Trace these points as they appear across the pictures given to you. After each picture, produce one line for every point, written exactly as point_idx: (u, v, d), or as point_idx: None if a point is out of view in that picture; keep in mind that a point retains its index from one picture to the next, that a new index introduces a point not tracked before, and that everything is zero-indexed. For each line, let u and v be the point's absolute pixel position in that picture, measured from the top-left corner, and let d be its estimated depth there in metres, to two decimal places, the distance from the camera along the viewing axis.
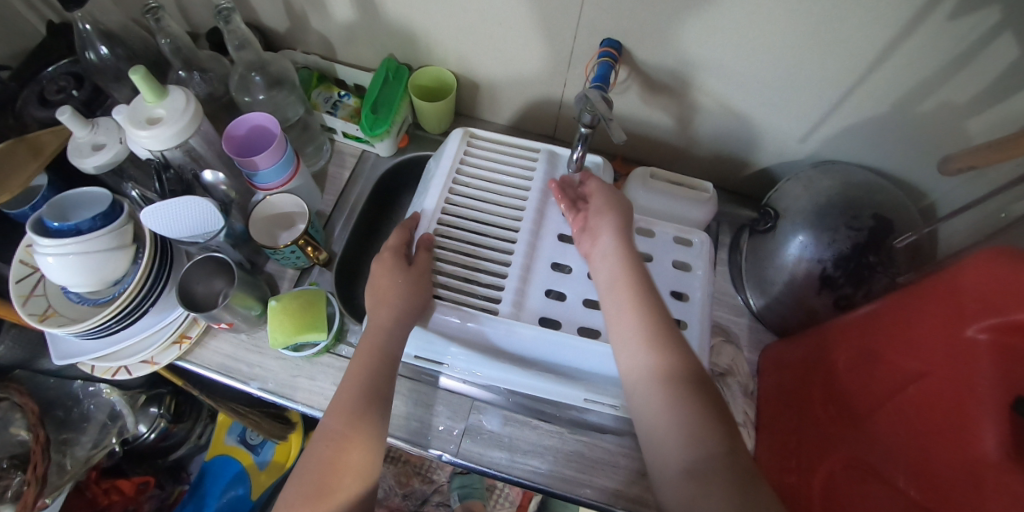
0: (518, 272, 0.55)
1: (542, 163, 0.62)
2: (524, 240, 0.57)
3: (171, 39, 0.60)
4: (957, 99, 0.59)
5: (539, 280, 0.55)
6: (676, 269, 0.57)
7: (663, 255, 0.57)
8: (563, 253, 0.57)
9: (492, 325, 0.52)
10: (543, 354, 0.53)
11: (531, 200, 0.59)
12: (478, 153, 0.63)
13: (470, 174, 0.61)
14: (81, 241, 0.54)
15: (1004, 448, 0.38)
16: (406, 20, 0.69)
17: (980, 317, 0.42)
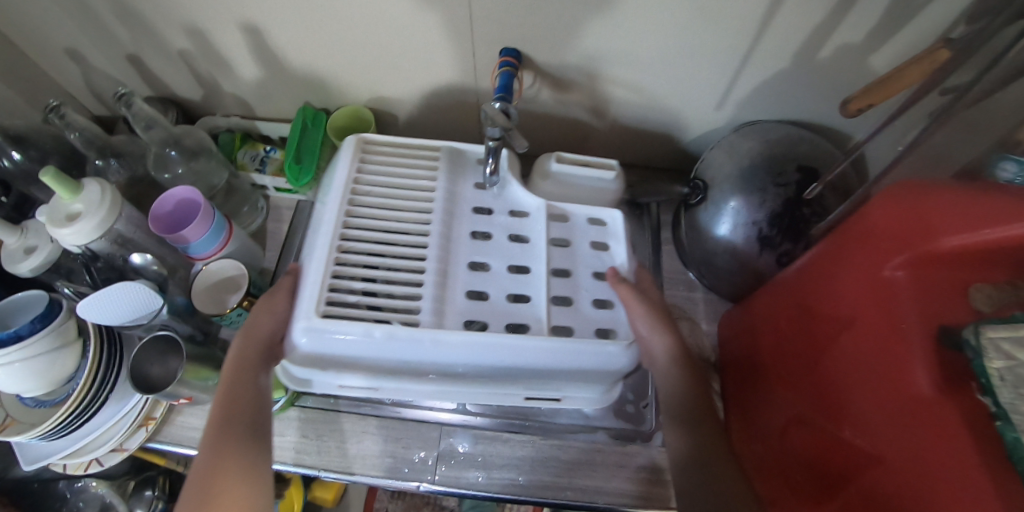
0: (434, 276, 0.52)
1: (445, 161, 0.59)
2: (437, 244, 0.54)
3: (81, 132, 0.61)
4: (853, 41, 0.60)
5: (457, 281, 0.53)
6: (593, 250, 0.58)
7: (580, 238, 0.58)
8: (477, 251, 0.55)
9: (412, 337, 0.49)
10: (474, 358, 0.50)
11: (437, 200, 0.57)
12: (376, 159, 0.58)
13: (370, 181, 0.57)
14: (24, 346, 0.54)
15: (934, 381, 0.38)
16: (311, 67, 0.70)
17: (895, 255, 0.43)
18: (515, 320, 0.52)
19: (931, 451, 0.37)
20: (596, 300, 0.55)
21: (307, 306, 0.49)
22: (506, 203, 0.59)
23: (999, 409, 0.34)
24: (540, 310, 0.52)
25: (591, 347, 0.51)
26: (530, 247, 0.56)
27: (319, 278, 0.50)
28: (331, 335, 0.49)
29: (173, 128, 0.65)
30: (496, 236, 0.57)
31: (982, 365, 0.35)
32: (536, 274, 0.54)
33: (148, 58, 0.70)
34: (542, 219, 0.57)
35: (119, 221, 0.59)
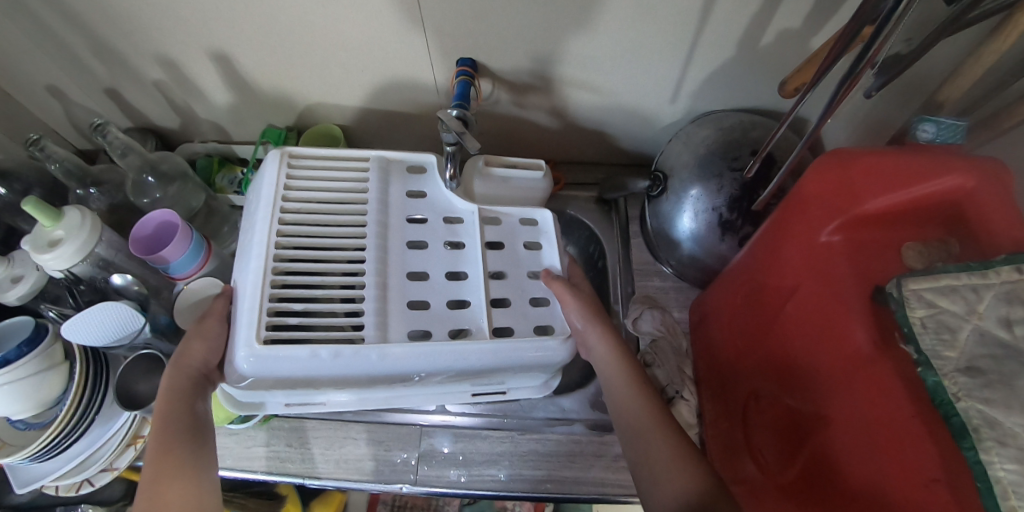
0: (373, 290, 0.52)
1: (376, 173, 0.59)
2: (371, 255, 0.54)
3: (62, 163, 0.64)
4: (792, 26, 0.62)
5: (396, 290, 0.53)
6: (526, 250, 0.60)
7: (512, 239, 0.60)
8: (413, 257, 0.56)
9: (358, 356, 0.49)
10: (421, 366, 0.51)
11: (371, 211, 0.56)
12: (305, 175, 0.57)
13: (299, 196, 0.56)
14: (10, 370, 0.56)
15: (872, 338, 0.40)
16: (280, 89, 0.73)
17: (827, 221, 0.44)
18: (457, 326, 0.54)
19: (871, 405, 0.38)
20: (533, 299, 0.58)
21: (247, 335, 0.48)
22: (437, 208, 0.60)
23: (920, 356, 0.35)
24: (480, 316, 0.54)
25: (535, 345, 0.54)
26: (465, 252, 0.58)
27: (256, 301, 0.49)
28: (272, 362, 0.48)
29: (149, 155, 0.68)
30: (431, 243, 0.57)
31: (904, 316, 0.37)
32: (473, 277, 0.56)
33: (125, 90, 0.74)
34: (475, 224, 0.59)
35: (99, 244, 0.62)
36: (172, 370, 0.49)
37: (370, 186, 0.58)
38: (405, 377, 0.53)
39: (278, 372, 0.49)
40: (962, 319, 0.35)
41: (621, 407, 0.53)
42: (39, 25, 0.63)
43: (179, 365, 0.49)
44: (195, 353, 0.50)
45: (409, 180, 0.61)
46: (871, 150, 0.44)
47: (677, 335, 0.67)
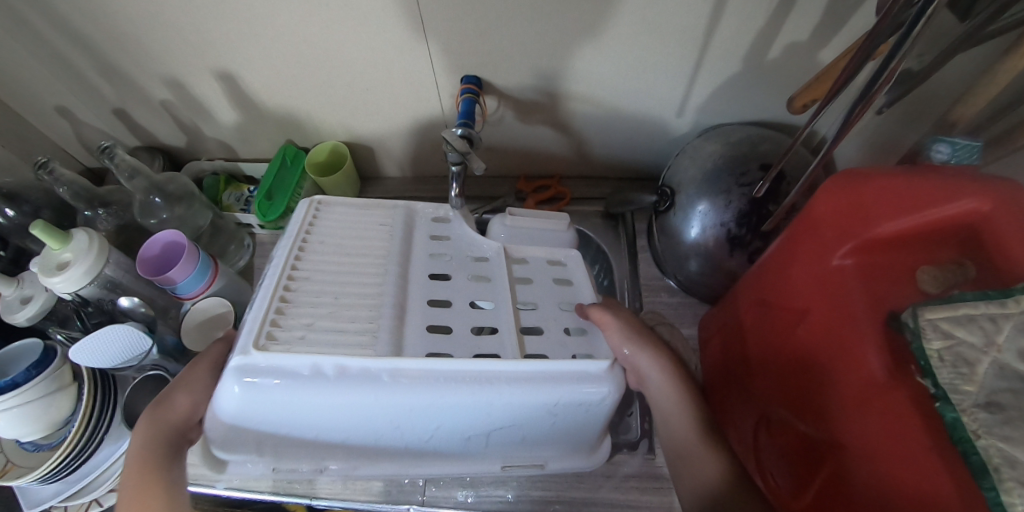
0: (390, 311, 0.50)
1: (397, 220, 0.59)
2: (392, 282, 0.52)
3: (70, 185, 0.65)
4: (799, 40, 0.62)
5: (413, 312, 0.51)
6: (554, 285, 0.57)
7: (540, 276, 0.58)
8: (431, 289, 0.53)
9: (366, 374, 0.46)
10: (436, 396, 0.46)
11: (391, 249, 0.56)
12: (332, 216, 0.58)
13: (321, 235, 0.56)
14: (19, 393, 0.57)
15: (885, 365, 0.39)
16: (285, 108, 0.73)
17: (839, 244, 0.43)
18: (485, 350, 0.49)
19: (883, 435, 0.38)
20: (567, 329, 0.54)
21: (246, 341, 0.46)
22: (461, 248, 0.59)
23: (939, 391, 0.34)
24: (508, 340, 0.50)
25: (574, 373, 0.49)
26: (492, 285, 0.55)
27: (261, 314, 0.48)
28: (269, 379, 0.45)
29: (155, 175, 0.68)
30: (454, 276, 0.55)
31: (921, 348, 0.36)
32: (500, 308, 0.53)
33: (133, 110, 0.74)
34: (501, 262, 0.57)
35: (108, 266, 0.62)
36: (149, 429, 0.45)
37: (392, 228, 0.57)
38: (417, 414, 0.48)
39: (274, 398, 0.45)
40: (980, 351, 0.34)
41: (677, 446, 0.50)
42: (49, 49, 0.64)
43: (156, 421, 0.45)
44: (176, 407, 0.47)
45: (435, 225, 0.60)
46: (883, 172, 0.43)
47: (687, 352, 0.66)
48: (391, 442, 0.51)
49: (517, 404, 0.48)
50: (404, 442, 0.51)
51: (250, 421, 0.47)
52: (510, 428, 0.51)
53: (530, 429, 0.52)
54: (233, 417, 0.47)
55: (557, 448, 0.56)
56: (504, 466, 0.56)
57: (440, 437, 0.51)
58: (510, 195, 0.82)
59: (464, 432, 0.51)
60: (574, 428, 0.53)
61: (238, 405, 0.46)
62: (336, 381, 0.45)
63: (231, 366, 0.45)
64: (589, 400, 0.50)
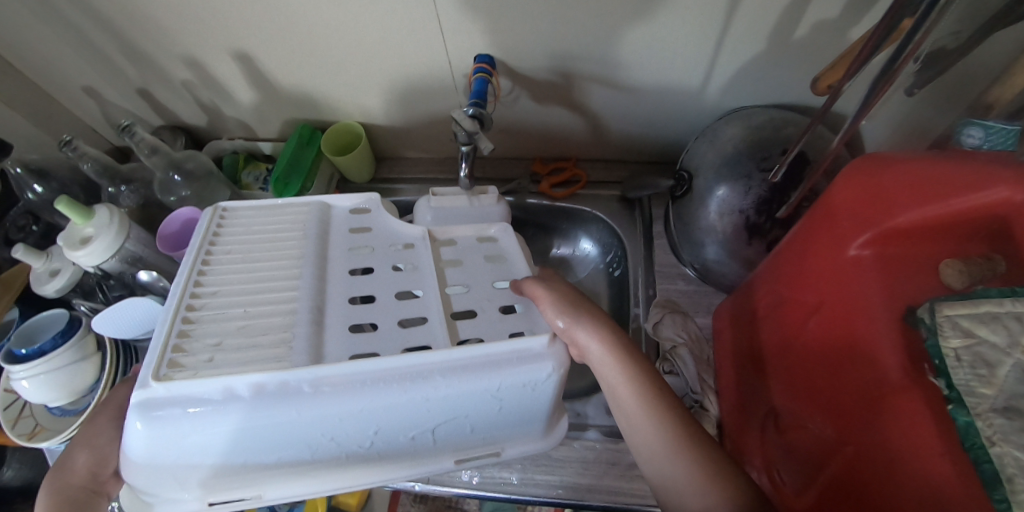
0: (307, 314, 0.47)
1: (312, 216, 0.57)
2: (308, 281, 0.50)
3: (94, 162, 0.67)
4: (828, 17, 0.58)
5: (334, 318, 0.48)
6: (487, 263, 0.56)
7: (472, 256, 0.57)
8: (353, 286, 0.51)
9: (286, 388, 0.43)
10: (361, 400, 0.44)
11: (306, 245, 0.53)
12: (239, 219, 0.56)
13: (227, 243, 0.54)
14: (45, 360, 0.60)
15: (901, 363, 0.37)
16: (300, 88, 0.74)
17: (856, 233, 0.41)
18: (413, 342, 0.48)
19: (896, 436, 0.36)
20: (502, 307, 0.52)
21: (144, 374, 0.43)
22: (384, 240, 0.57)
23: (952, 392, 0.33)
24: (439, 328, 0.48)
25: (514, 352, 0.47)
26: (417, 273, 0.54)
27: (161, 341, 0.44)
28: (176, 409, 0.42)
29: (175, 153, 0.70)
30: (377, 269, 0.54)
31: (937, 346, 0.34)
32: (426, 297, 0.51)
33: (155, 90, 0.76)
34: (426, 246, 0.56)
35: (128, 240, 0.64)
36: (48, 498, 0.44)
37: (307, 226, 0.55)
38: (349, 421, 0.45)
39: (182, 429, 0.43)
40: (1002, 353, 0.32)
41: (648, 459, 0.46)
42: (74, 29, 0.66)
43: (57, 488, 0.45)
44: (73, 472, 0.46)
45: (354, 217, 0.58)
46: (909, 158, 0.41)
47: (699, 342, 0.65)
48: (331, 454, 0.47)
49: (454, 395, 0.46)
50: (347, 453, 0.47)
51: (165, 458, 0.44)
52: (455, 420, 0.48)
53: (476, 423, 0.49)
54: (146, 459, 0.44)
55: (508, 432, 0.52)
56: (456, 460, 0.51)
57: (383, 441, 0.47)
58: (525, 177, 0.80)
59: (406, 430, 0.47)
60: (521, 412, 0.50)
61: (148, 445, 0.43)
62: (252, 400, 0.43)
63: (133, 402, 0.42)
64: (528, 378, 0.47)
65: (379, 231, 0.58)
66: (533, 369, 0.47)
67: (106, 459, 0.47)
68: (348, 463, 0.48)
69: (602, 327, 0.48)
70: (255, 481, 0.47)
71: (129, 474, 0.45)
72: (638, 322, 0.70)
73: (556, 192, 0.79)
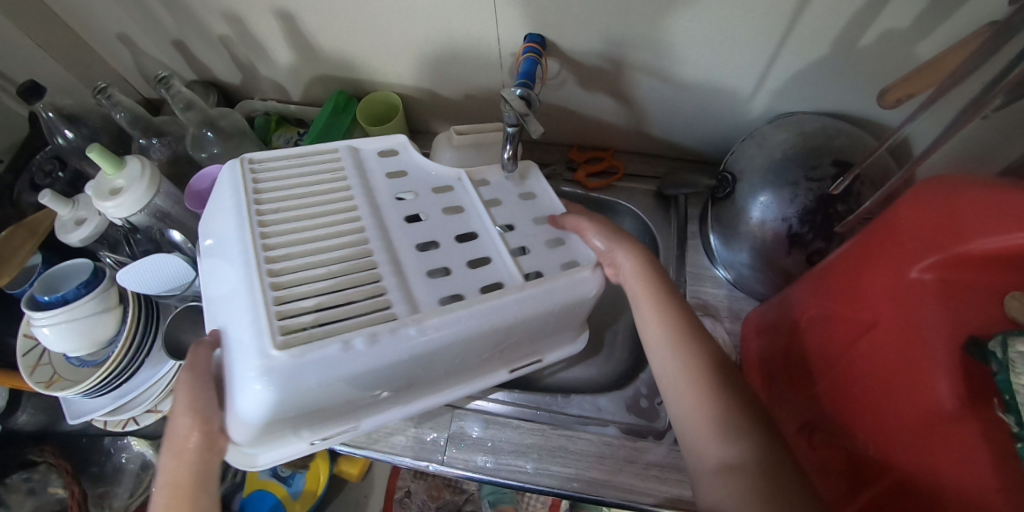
0: (388, 266, 0.49)
1: (347, 161, 0.56)
2: (377, 235, 0.51)
3: (127, 112, 0.66)
4: (898, 27, 0.56)
5: (410, 266, 0.50)
6: (521, 199, 0.59)
7: (507, 196, 0.59)
8: (414, 233, 0.52)
9: (395, 336, 0.45)
10: (460, 335, 0.47)
11: (357, 193, 0.54)
12: (271, 173, 0.55)
13: (273, 198, 0.52)
14: (69, 308, 0.59)
15: (957, 393, 0.36)
16: (340, 52, 0.72)
17: (921, 256, 0.40)
18: (488, 280, 0.50)
19: (948, 468, 0.35)
20: (547, 242, 0.55)
21: (261, 344, 0.42)
22: (422, 183, 0.58)
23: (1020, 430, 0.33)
24: (506, 267, 0.51)
25: (567, 279, 0.52)
26: (463, 214, 0.55)
27: (265, 309, 0.44)
28: (305, 367, 0.42)
29: (210, 110, 0.68)
30: (428, 214, 0.54)
31: (1008, 382, 0.33)
32: (484, 236, 0.54)
33: (192, 43, 0.74)
34: (466, 187, 0.57)
35: (158, 196, 0.63)
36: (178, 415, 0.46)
37: (352, 178, 0.55)
38: (443, 354, 0.48)
39: (304, 384, 0.43)
40: None
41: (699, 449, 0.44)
42: None
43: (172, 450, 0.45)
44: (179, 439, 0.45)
45: (388, 162, 0.58)
46: (987, 181, 0.39)
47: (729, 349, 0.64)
48: (418, 382, 0.51)
49: (527, 321, 0.51)
50: (432, 378, 0.52)
51: (277, 416, 0.45)
52: (519, 340, 0.54)
53: (531, 338, 0.55)
54: (262, 419, 0.44)
55: (549, 342, 0.59)
56: (509, 370, 0.58)
57: (461, 365, 0.53)
58: (561, 164, 0.79)
59: (480, 354, 0.52)
60: (566, 325, 0.57)
61: (266, 406, 0.43)
62: (370, 352, 0.44)
63: (252, 371, 0.42)
64: (579, 299, 0.53)
65: (417, 176, 0.58)
66: (585, 288, 0.53)
67: (207, 418, 0.45)
68: (424, 387, 0.53)
69: (642, 259, 0.53)
70: (348, 417, 0.51)
71: (239, 431, 0.45)
72: None
73: (592, 183, 0.77)
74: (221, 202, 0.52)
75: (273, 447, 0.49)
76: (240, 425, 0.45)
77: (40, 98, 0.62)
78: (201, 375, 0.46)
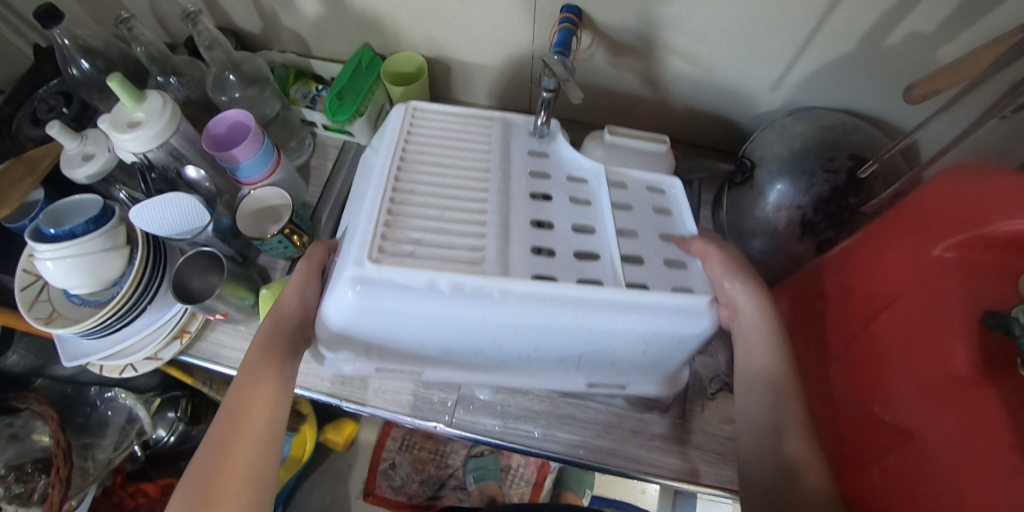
0: (496, 229, 0.49)
1: (496, 133, 0.58)
2: (494, 200, 0.51)
3: (147, 47, 0.64)
4: (923, 30, 0.58)
5: (519, 235, 0.49)
6: (655, 213, 0.54)
7: (642, 202, 0.55)
8: (533, 209, 0.52)
9: (479, 291, 0.46)
10: (539, 317, 0.46)
11: (493, 158, 0.55)
12: (427, 121, 0.58)
13: (421, 144, 0.55)
14: (76, 243, 0.57)
15: (973, 362, 0.39)
16: (370, 8, 0.71)
17: (945, 235, 0.42)
18: (588, 274, 0.48)
19: (962, 428, 0.37)
20: (668, 261, 0.51)
21: (359, 254, 0.46)
22: (560, 171, 0.57)
23: None
24: (611, 270, 0.48)
25: (674, 304, 0.47)
26: (593, 207, 0.53)
27: (371, 227, 0.47)
28: (386, 287, 0.45)
29: (234, 53, 0.67)
30: (553, 197, 0.53)
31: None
32: (602, 233, 0.51)
33: None
34: (601, 184, 0.55)
35: (176, 135, 0.61)
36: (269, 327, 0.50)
37: (492, 147, 0.56)
38: (518, 331, 0.48)
39: (390, 306, 0.46)
40: None
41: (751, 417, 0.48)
42: None
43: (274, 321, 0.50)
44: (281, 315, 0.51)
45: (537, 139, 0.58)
46: (1008, 169, 0.42)
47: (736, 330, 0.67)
48: (493, 356, 0.53)
49: (614, 331, 0.48)
50: (509, 358, 0.53)
51: (354, 325, 0.49)
52: (603, 352, 0.52)
53: (617, 357, 0.52)
54: (341, 325, 0.49)
55: (639, 373, 0.56)
56: (589, 384, 0.57)
57: (540, 354, 0.53)
58: None
59: (560, 352, 0.52)
60: (659, 359, 0.53)
61: (348, 313, 0.47)
62: (450, 297, 0.45)
63: (345, 274, 0.46)
64: (682, 330, 0.48)
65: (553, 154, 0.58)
66: (694, 322, 0.48)
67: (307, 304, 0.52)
68: (505, 367, 0.55)
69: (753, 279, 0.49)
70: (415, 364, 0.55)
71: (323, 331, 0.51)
72: None
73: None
74: (388, 130, 0.56)
75: (343, 356, 0.55)
76: (325, 326, 0.50)
77: (56, 23, 0.59)
78: (315, 267, 0.54)
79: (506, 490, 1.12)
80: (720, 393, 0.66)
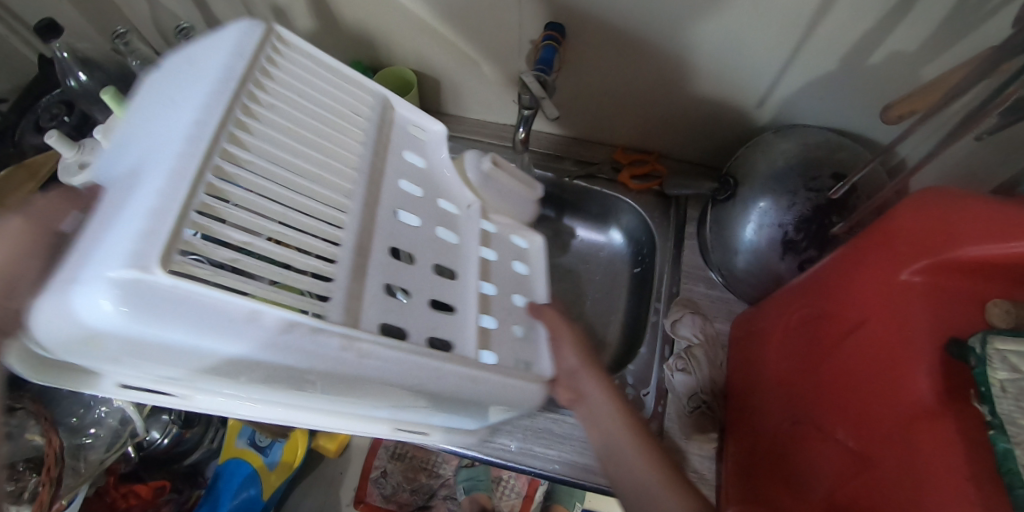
0: (350, 255, 0.38)
1: (372, 111, 0.47)
2: (352, 207, 0.40)
3: (143, 61, 0.66)
4: (904, 50, 0.58)
5: (375, 266, 0.40)
6: (514, 272, 0.54)
7: (504, 257, 0.54)
8: (393, 229, 0.43)
9: (314, 338, 0.34)
10: (387, 378, 0.38)
11: (364, 146, 0.44)
12: (290, 65, 0.43)
13: (272, 95, 0.40)
14: None
15: (937, 390, 0.38)
16: (360, 24, 0.72)
17: (911, 259, 0.42)
18: (442, 334, 0.42)
19: (923, 458, 0.37)
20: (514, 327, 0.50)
21: (140, 250, 0.28)
22: (429, 184, 0.50)
23: (995, 419, 0.34)
24: (468, 327, 0.44)
25: (516, 385, 0.45)
26: (457, 247, 0.48)
27: (174, 206, 0.30)
28: (168, 308, 0.29)
29: None
30: (419, 222, 0.46)
31: (985, 374, 0.35)
32: (464, 280, 0.47)
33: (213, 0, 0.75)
34: (473, 219, 0.51)
35: None
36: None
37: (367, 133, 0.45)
38: (353, 385, 0.38)
39: (161, 334, 0.30)
40: None
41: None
42: None
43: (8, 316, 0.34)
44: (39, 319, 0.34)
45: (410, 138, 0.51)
46: (977, 193, 0.42)
47: (717, 348, 0.67)
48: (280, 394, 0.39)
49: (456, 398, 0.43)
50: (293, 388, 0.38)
51: (86, 346, 0.30)
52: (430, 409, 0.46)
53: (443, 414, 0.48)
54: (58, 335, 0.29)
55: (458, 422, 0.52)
56: (393, 427, 0.48)
57: (340, 403, 0.43)
58: (605, 164, 0.81)
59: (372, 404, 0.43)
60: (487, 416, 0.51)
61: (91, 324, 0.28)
62: (268, 340, 0.32)
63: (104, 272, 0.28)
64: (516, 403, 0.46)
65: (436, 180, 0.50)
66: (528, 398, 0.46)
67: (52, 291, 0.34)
68: (298, 403, 0.42)
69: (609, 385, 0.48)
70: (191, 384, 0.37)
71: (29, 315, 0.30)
72: (657, 317, 0.72)
73: (634, 184, 0.79)
74: (207, 65, 0.39)
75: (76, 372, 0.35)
76: (47, 313, 0.29)
77: (57, 37, 0.62)
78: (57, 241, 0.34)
79: (495, 501, 1.11)
80: (697, 411, 0.63)
